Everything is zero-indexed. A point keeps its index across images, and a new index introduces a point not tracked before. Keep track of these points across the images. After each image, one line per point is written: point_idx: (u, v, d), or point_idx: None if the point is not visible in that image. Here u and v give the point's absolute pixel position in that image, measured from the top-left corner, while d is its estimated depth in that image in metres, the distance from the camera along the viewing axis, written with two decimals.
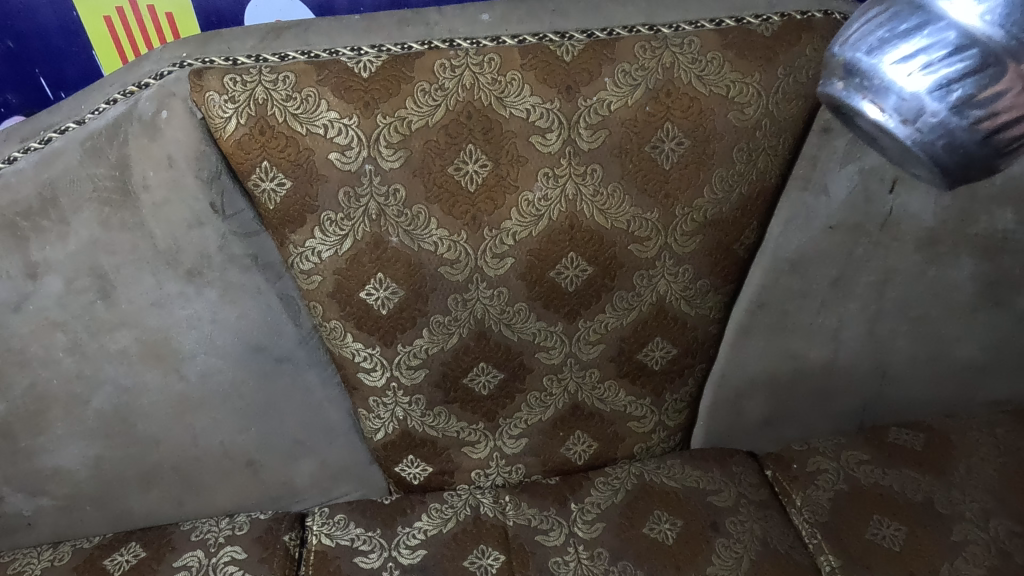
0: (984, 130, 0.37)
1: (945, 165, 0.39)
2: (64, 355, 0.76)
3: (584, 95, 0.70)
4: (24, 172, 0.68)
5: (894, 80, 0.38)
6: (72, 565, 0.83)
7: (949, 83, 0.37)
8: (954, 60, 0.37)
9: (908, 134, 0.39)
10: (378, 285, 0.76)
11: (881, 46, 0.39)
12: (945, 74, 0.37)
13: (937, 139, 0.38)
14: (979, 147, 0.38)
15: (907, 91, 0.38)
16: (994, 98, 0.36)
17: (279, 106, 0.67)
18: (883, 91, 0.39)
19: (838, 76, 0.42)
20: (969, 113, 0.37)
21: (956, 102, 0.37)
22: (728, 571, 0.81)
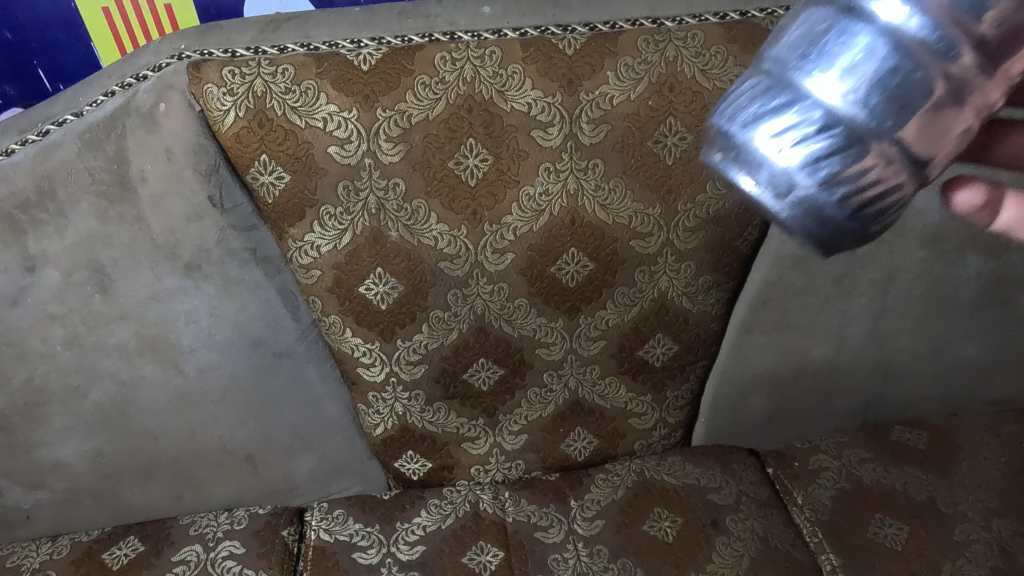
0: (854, 205, 0.33)
1: (818, 240, 0.35)
2: (63, 349, 0.76)
3: (586, 88, 0.69)
4: (21, 165, 0.67)
5: (766, 156, 0.33)
6: (71, 558, 0.83)
7: (814, 164, 0.32)
8: (825, 138, 0.32)
9: (781, 211, 0.34)
10: (377, 279, 0.75)
11: (744, 121, 0.33)
12: (810, 157, 0.32)
13: (808, 216, 0.33)
14: (850, 223, 0.34)
15: (779, 167, 0.33)
16: (862, 173, 0.32)
17: (278, 99, 0.66)
18: (755, 166, 0.33)
19: (714, 144, 0.36)
20: (838, 190, 0.32)
21: (825, 179, 0.32)
22: (728, 569, 0.80)
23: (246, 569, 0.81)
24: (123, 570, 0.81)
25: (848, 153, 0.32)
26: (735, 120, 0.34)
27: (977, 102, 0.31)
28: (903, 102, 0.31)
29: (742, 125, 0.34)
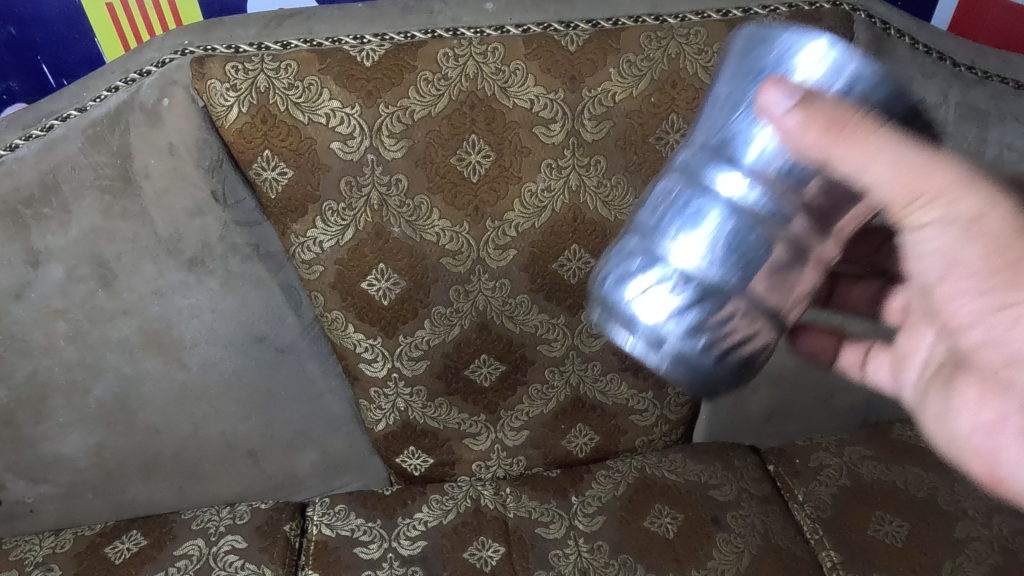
0: (715, 347, 0.47)
1: (692, 376, 0.49)
2: (66, 343, 0.76)
3: (588, 85, 0.69)
4: (25, 160, 0.68)
5: (640, 313, 0.47)
6: (73, 552, 0.83)
7: (680, 316, 0.46)
8: (685, 296, 0.46)
9: (656, 357, 0.48)
10: (379, 275, 0.76)
11: (626, 289, 0.48)
12: (678, 311, 0.46)
13: (676, 359, 0.48)
14: (716, 364, 0.48)
15: (653, 321, 0.47)
16: (719, 322, 0.46)
17: (281, 95, 0.66)
18: (633, 321, 0.48)
19: (602, 304, 0.50)
20: (700, 339, 0.47)
21: (688, 330, 0.46)
22: (728, 565, 0.80)
23: (249, 564, 0.81)
24: (125, 564, 0.81)
25: (705, 304, 0.46)
26: (621, 287, 0.48)
27: (816, 255, 0.45)
28: (746, 265, 0.44)
29: (626, 289, 0.48)
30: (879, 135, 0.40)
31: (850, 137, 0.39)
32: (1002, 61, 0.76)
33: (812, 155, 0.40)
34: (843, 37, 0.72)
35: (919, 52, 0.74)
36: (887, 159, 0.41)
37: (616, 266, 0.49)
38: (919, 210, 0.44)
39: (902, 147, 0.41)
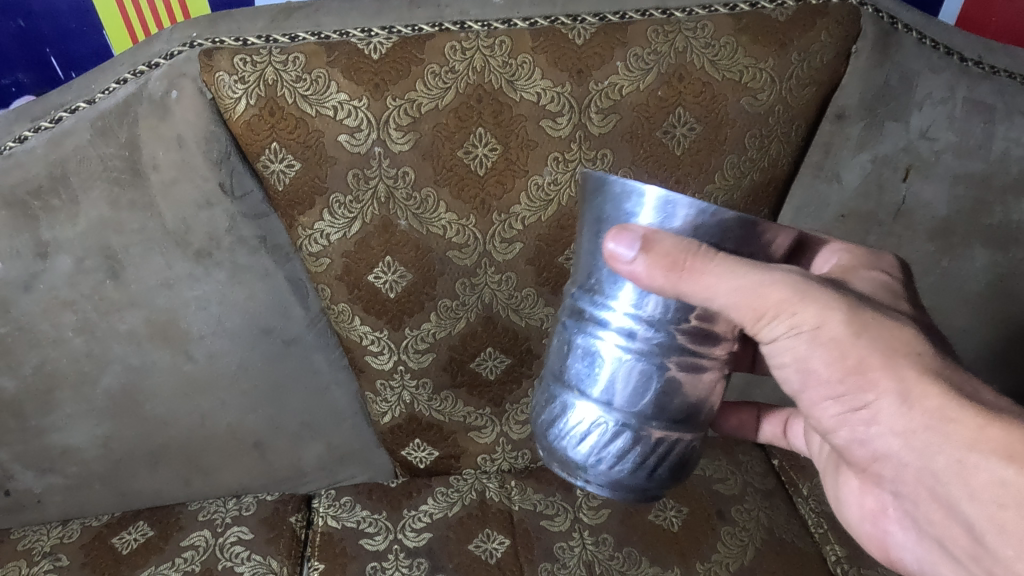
0: (645, 467, 0.50)
1: (633, 491, 0.51)
2: (74, 335, 0.76)
3: (595, 79, 0.70)
4: (34, 152, 0.68)
5: (569, 447, 0.51)
6: (81, 542, 0.84)
7: (605, 445, 0.49)
8: (601, 424, 0.49)
9: (597, 482, 0.51)
10: (386, 268, 0.76)
11: (552, 422, 0.52)
12: (599, 440, 0.49)
13: (614, 480, 0.50)
14: (648, 478, 0.51)
15: (581, 453, 0.50)
16: (639, 444, 0.49)
17: (289, 87, 0.66)
18: (567, 459, 0.51)
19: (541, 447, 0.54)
20: (627, 461, 0.50)
21: (613, 455, 0.49)
22: (733, 559, 0.80)
23: (255, 555, 0.82)
24: (132, 554, 0.82)
25: (625, 428, 0.49)
26: (548, 420, 0.52)
27: (703, 368, 0.49)
28: (646, 386, 0.48)
29: (551, 421, 0.52)
30: (716, 264, 0.44)
31: (691, 273, 0.43)
32: (1010, 56, 0.76)
33: (665, 292, 0.44)
34: (850, 30, 0.72)
35: (926, 47, 0.74)
36: (729, 284, 0.44)
37: (542, 405, 0.53)
38: (768, 325, 0.48)
39: (741, 272, 0.44)
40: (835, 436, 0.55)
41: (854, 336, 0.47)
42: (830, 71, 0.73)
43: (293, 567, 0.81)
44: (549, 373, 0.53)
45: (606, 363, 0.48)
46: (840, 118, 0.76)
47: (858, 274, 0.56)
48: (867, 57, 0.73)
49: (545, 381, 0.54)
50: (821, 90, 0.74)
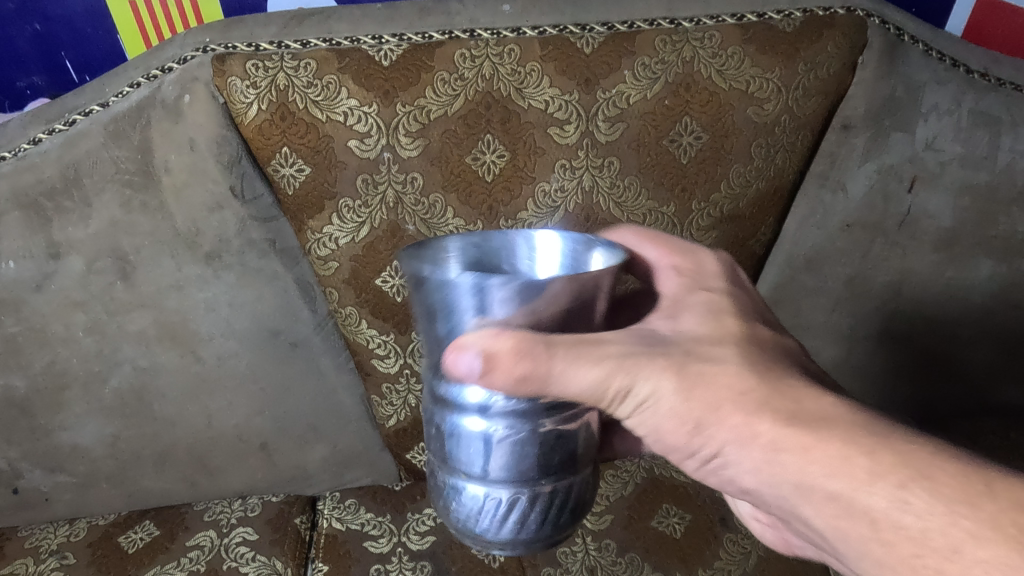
0: (557, 522, 0.46)
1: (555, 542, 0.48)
2: (84, 334, 0.77)
3: (602, 87, 0.70)
4: (48, 154, 0.69)
5: (476, 527, 0.46)
6: (88, 540, 0.85)
7: (507, 516, 0.45)
8: (496, 502, 0.45)
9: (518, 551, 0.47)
10: (393, 272, 0.77)
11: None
12: (503, 514, 0.45)
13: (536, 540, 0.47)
14: (565, 527, 0.47)
15: (489, 531, 0.46)
16: (542, 501, 0.45)
17: (300, 93, 0.67)
18: (476, 538, 0.47)
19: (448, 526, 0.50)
20: (536, 524, 0.46)
21: (522, 525, 0.45)
22: (734, 566, 0.79)
23: (260, 556, 0.82)
24: (138, 553, 0.83)
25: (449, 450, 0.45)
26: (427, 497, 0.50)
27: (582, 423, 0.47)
28: (526, 454, 0.44)
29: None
30: (558, 363, 0.41)
31: (540, 380, 0.40)
32: (1015, 68, 0.76)
33: (523, 396, 0.42)
34: (856, 42, 0.73)
35: (932, 58, 0.75)
36: (578, 375, 0.42)
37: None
38: (618, 406, 0.46)
39: (579, 374, 0.42)
40: (708, 475, 0.51)
41: (687, 394, 0.46)
42: (836, 82, 0.73)
43: (297, 568, 0.81)
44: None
45: (434, 388, 0.45)
46: (846, 129, 0.77)
47: (689, 300, 0.54)
48: (873, 69, 0.74)
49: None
50: (828, 100, 0.74)
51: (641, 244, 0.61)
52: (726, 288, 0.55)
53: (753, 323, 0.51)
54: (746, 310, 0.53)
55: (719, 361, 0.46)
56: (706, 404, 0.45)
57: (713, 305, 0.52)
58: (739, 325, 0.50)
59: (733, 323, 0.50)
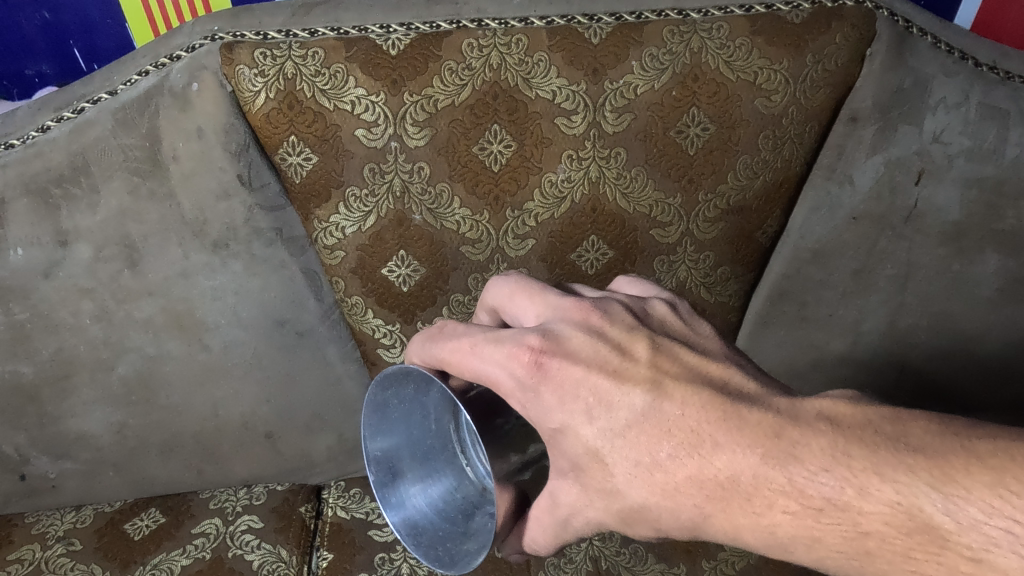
0: None
1: None
2: (92, 322, 0.78)
3: (610, 77, 0.70)
4: (57, 141, 0.69)
5: None
6: (95, 527, 0.85)
7: None
8: None
9: None
10: (400, 262, 0.77)
11: (459, 431, 0.57)
12: None
13: None
14: None
15: None
16: None
17: (308, 81, 0.68)
18: None
19: None
20: None
21: None
22: (738, 556, 0.79)
23: (266, 544, 0.83)
24: (144, 540, 0.83)
25: None
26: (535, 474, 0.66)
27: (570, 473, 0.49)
28: None
29: (458, 431, 0.57)
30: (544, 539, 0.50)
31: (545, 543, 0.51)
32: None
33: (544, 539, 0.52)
34: (865, 34, 0.73)
35: (939, 51, 0.75)
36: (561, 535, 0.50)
37: (444, 410, 0.56)
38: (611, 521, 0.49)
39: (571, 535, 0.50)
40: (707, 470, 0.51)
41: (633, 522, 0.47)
42: (843, 73, 0.73)
43: (302, 556, 0.82)
44: (420, 395, 0.55)
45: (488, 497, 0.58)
46: (854, 121, 0.76)
47: (558, 404, 0.46)
48: (882, 60, 0.74)
49: (427, 390, 0.54)
50: (835, 92, 0.74)
51: (475, 353, 0.48)
52: (578, 340, 0.48)
53: (649, 379, 0.46)
54: (629, 363, 0.47)
55: (647, 477, 0.45)
56: (664, 516, 0.45)
57: (596, 385, 0.46)
58: (647, 400, 0.46)
59: (640, 404, 0.45)
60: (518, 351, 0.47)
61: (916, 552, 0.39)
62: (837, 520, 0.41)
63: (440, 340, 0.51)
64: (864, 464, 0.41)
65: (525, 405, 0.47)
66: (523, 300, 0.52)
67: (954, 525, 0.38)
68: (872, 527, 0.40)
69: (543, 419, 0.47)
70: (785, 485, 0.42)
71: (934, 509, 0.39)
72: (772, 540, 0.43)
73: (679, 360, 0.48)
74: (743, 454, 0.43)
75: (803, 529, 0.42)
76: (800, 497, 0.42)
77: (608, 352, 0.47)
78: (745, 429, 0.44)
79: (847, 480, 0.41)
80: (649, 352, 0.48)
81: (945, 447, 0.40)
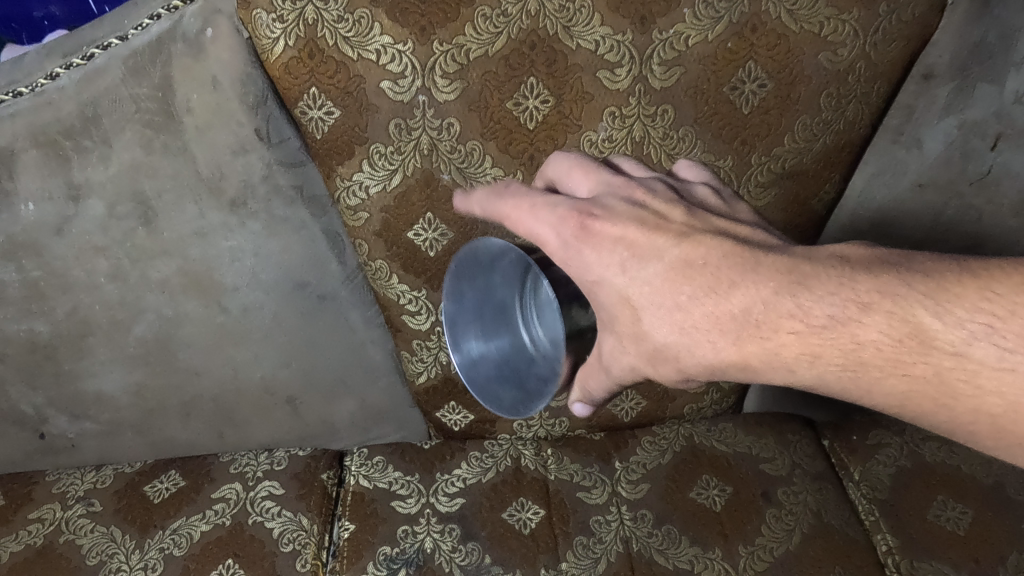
0: None
1: None
2: (107, 281, 0.74)
3: (659, 26, 0.64)
4: (66, 90, 0.65)
5: None
6: (113, 488, 0.83)
7: None
8: None
9: None
10: (426, 225, 0.73)
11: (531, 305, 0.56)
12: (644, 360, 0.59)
13: None
14: None
15: None
16: None
17: (329, 28, 0.62)
18: None
19: None
20: None
21: None
22: (777, 543, 0.75)
23: (287, 511, 0.80)
24: (163, 504, 0.81)
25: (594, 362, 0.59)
26: None
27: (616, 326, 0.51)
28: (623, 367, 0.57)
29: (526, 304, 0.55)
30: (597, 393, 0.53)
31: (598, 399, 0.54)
32: None
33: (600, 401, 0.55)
34: None
35: None
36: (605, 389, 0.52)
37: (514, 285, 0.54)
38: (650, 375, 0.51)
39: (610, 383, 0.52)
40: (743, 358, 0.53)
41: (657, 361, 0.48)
42: (922, 25, 0.65)
43: (324, 525, 0.80)
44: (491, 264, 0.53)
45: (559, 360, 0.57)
46: (927, 79, 0.69)
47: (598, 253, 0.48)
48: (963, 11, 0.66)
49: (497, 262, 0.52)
50: (911, 45, 0.67)
51: (531, 213, 0.50)
52: (621, 206, 0.51)
53: (681, 232, 0.49)
54: (666, 223, 0.50)
55: (668, 317, 0.46)
56: (686, 356, 0.47)
57: (633, 242, 0.48)
58: (677, 250, 0.48)
59: (670, 254, 0.47)
60: (566, 214, 0.49)
61: (905, 356, 0.41)
62: (836, 335, 0.43)
63: (499, 201, 0.53)
64: (867, 285, 0.43)
65: (569, 266, 0.49)
66: (580, 177, 0.56)
67: (942, 326, 0.41)
68: (868, 337, 0.42)
69: (583, 274, 0.49)
70: (794, 312, 0.44)
71: (927, 314, 0.41)
72: (780, 364, 0.45)
73: (713, 222, 0.51)
74: (756, 288, 0.45)
75: (806, 347, 0.44)
76: (804, 319, 0.43)
77: (648, 216, 0.50)
78: (760, 269, 0.45)
79: (851, 299, 0.43)
80: (685, 217, 0.50)
81: (940, 265, 0.42)
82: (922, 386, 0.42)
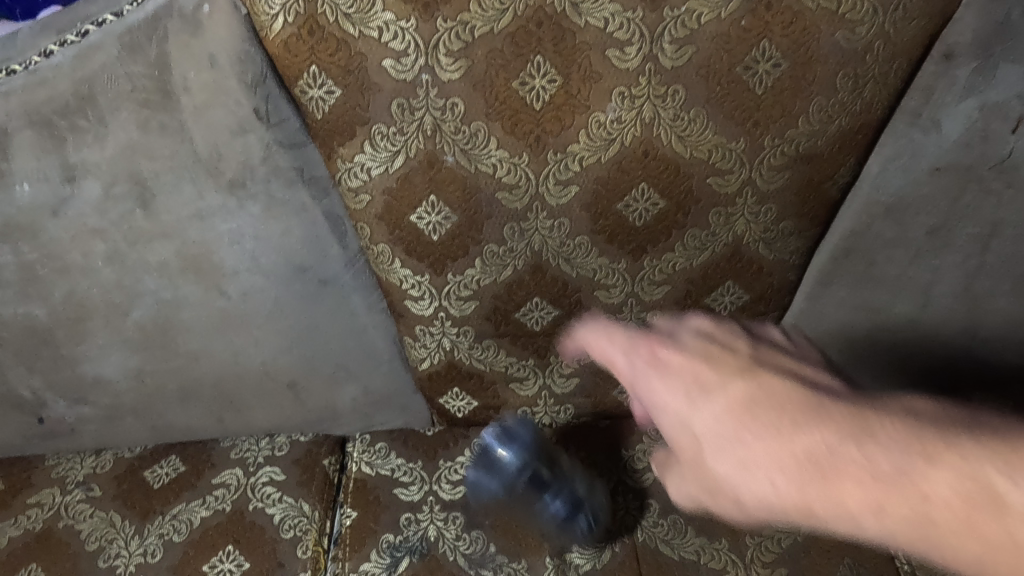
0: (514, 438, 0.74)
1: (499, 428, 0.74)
2: (104, 264, 0.73)
3: (671, 3, 0.61)
4: (60, 68, 0.63)
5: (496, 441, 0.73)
6: (114, 473, 0.83)
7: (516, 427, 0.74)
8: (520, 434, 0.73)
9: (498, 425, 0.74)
10: (430, 208, 0.71)
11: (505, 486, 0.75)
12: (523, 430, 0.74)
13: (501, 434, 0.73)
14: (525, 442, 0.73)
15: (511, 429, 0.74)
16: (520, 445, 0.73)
17: (330, 3, 0.60)
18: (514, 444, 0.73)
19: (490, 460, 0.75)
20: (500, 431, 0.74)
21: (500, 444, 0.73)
22: (785, 534, 0.74)
23: (288, 497, 0.80)
24: (163, 489, 0.81)
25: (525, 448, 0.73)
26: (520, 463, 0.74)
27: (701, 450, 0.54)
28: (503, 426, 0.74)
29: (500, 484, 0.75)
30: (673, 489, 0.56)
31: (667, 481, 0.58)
32: None
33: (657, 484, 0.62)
34: None
35: None
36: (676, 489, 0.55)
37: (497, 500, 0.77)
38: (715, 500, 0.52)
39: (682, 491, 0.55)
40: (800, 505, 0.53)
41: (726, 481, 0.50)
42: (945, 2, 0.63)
43: (325, 512, 0.79)
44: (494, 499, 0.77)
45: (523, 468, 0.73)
46: (948, 59, 0.66)
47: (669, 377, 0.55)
48: None
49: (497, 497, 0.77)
50: (932, 23, 0.64)
51: (608, 339, 0.60)
52: (687, 342, 0.59)
53: (749, 368, 0.55)
54: (732, 360, 0.57)
55: (732, 450, 0.50)
56: (741, 492, 0.49)
57: (702, 377, 0.55)
58: (744, 387, 0.53)
59: (737, 390, 0.53)
60: (640, 346, 0.58)
61: (973, 516, 0.41)
62: (907, 490, 0.43)
63: (586, 327, 0.62)
64: (934, 438, 0.45)
65: (635, 389, 0.57)
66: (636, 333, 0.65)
67: (1013, 490, 0.40)
68: (937, 494, 0.42)
69: (646, 392, 0.56)
70: (859, 459, 0.45)
71: (1004, 485, 0.41)
72: (844, 513, 0.45)
73: (775, 364, 0.57)
74: (829, 433, 0.47)
75: (870, 499, 0.44)
76: (874, 471, 0.44)
77: (714, 350, 0.58)
78: (828, 420, 0.48)
79: (920, 452, 0.44)
80: (744, 352, 0.59)
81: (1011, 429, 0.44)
82: (996, 550, 0.40)
